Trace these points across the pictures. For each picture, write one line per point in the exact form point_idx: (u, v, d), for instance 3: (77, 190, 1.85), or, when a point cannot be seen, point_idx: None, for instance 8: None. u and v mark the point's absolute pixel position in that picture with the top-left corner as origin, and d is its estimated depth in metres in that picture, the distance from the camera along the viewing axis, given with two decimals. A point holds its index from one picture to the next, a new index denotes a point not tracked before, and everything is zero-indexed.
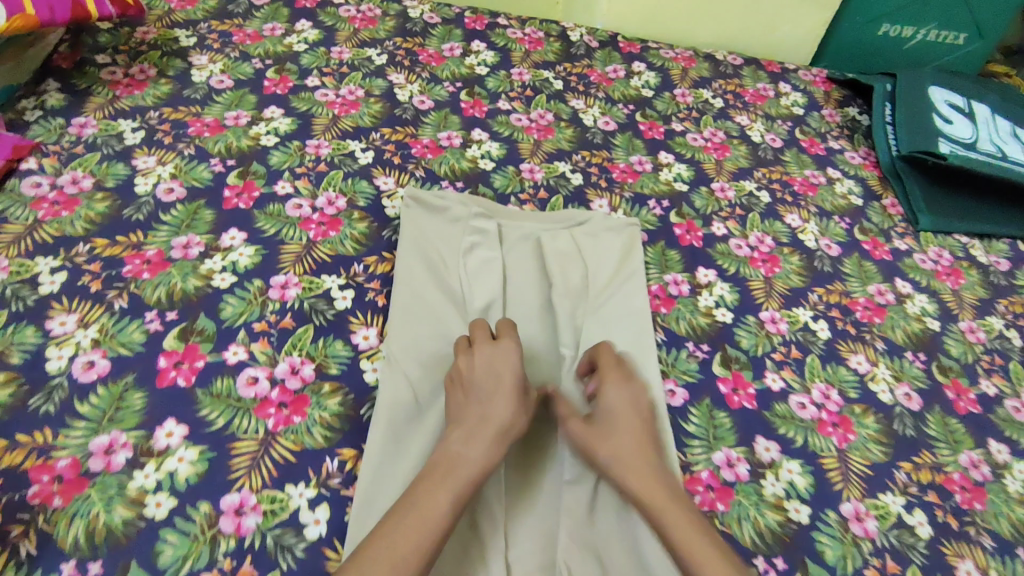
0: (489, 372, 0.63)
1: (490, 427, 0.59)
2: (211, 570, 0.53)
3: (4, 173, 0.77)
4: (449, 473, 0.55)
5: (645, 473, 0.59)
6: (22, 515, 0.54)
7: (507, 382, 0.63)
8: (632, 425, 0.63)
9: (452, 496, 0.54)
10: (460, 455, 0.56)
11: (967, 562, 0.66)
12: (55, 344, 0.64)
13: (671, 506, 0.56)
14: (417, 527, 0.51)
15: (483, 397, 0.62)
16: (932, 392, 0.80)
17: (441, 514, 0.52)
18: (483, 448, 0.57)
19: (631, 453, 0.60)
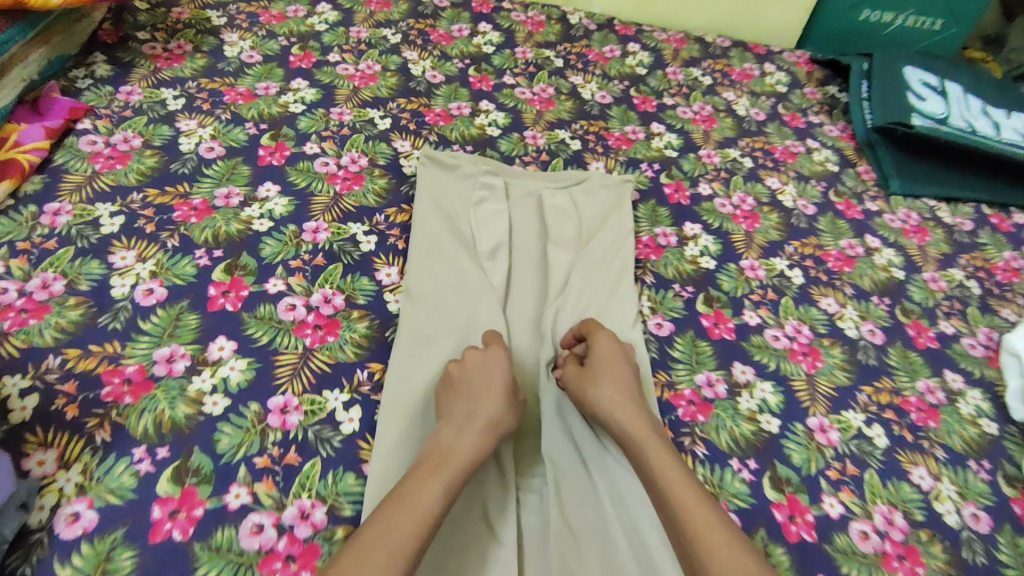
0: (482, 376, 0.66)
1: (483, 423, 0.62)
2: (263, 455, 0.63)
3: (64, 131, 0.86)
4: (441, 464, 0.58)
5: (650, 434, 0.64)
6: (97, 409, 0.63)
7: (498, 383, 0.66)
8: (625, 388, 0.68)
9: (445, 482, 0.56)
10: (452, 449, 0.59)
11: (920, 469, 0.75)
12: (118, 275, 0.73)
13: (667, 463, 0.61)
14: (414, 511, 0.53)
15: (474, 397, 0.64)
16: (894, 330, 0.89)
17: (434, 497, 0.55)
18: (472, 442, 0.60)
19: (627, 416, 0.65)
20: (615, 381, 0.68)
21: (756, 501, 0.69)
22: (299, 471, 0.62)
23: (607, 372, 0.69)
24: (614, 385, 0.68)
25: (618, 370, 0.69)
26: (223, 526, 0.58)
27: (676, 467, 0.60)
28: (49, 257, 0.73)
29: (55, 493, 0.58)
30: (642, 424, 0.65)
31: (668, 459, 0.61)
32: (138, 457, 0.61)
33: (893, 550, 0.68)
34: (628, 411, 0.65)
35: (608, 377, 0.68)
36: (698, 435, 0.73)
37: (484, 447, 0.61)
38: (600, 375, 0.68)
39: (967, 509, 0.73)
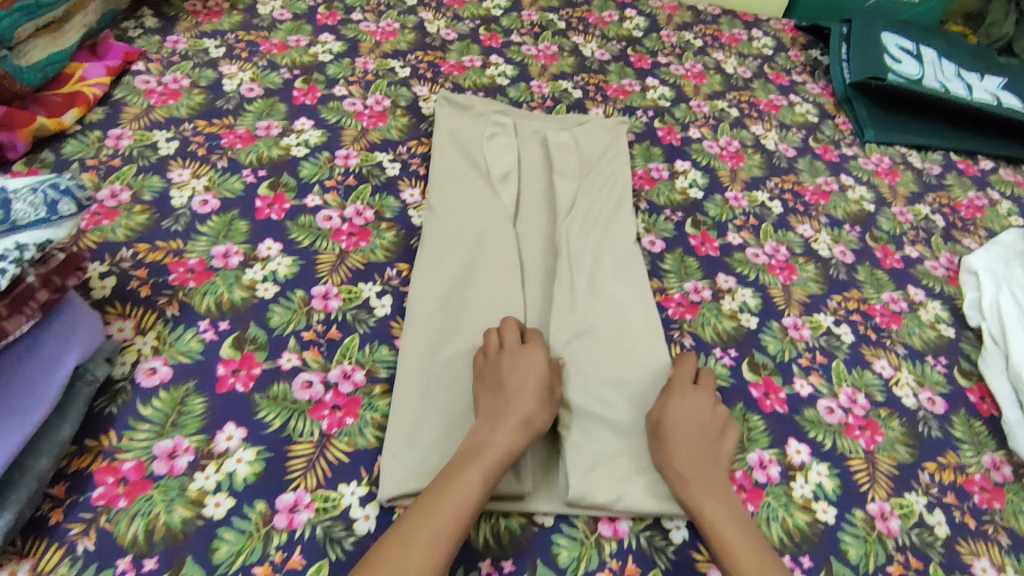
0: (520, 372, 0.67)
1: (520, 418, 0.63)
2: (309, 329, 0.73)
3: (121, 71, 0.96)
4: (477, 456, 0.60)
5: (713, 498, 0.63)
6: (166, 291, 0.73)
7: (536, 389, 0.66)
8: (697, 442, 0.66)
9: (482, 474, 0.58)
10: (487, 445, 0.61)
11: (882, 360, 0.85)
12: (177, 188, 0.84)
13: (733, 534, 0.60)
14: (446, 498, 0.56)
15: (512, 396, 0.65)
16: (863, 252, 0.99)
17: (471, 490, 0.57)
18: (507, 437, 0.62)
19: (696, 474, 0.64)
20: (678, 433, 0.66)
21: (735, 380, 0.79)
22: (341, 344, 0.73)
23: (674, 422, 0.67)
24: (680, 437, 0.66)
25: (693, 422, 0.67)
26: (279, 381, 0.68)
27: (735, 533, 0.60)
28: (116, 172, 0.84)
29: (135, 352, 0.68)
30: (705, 483, 0.63)
31: (734, 529, 0.60)
32: (203, 328, 0.71)
33: (855, 422, 0.78)
34: (693, 477, 0.63)
35: (687, 428, 0.66)
36: (686, 330, 0.83)
37: (517, 440, 0.62)
38: (678, 427, 0.66)
39: (925, 395, 0.83)
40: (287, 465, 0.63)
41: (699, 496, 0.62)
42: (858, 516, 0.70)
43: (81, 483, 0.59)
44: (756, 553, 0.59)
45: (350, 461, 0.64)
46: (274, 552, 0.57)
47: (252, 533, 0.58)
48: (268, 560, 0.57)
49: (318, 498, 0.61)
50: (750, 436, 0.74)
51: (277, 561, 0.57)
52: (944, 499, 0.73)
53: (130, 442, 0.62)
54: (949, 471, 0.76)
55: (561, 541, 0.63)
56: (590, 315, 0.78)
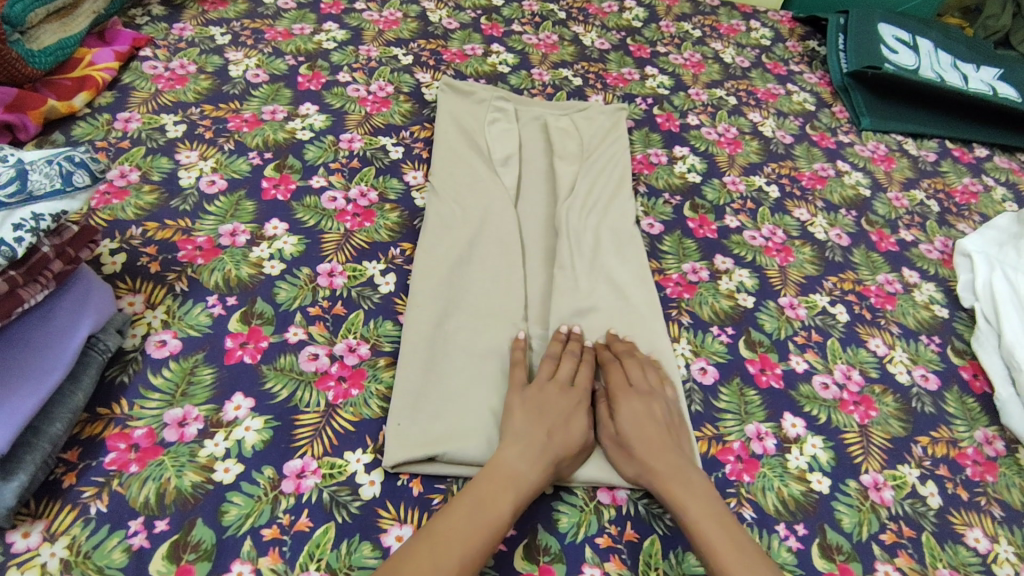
0: (564, 408, 0.66)
1: (555, 450, 0.62)
2: (315, 305, 0.75)
3: (129, 57, 0.98)
4: (512, 483, 0.59)
5: (691, 493, 0.61)
6: (175, 267, 0.75)
7: (578, 429, 0.65)
8: (659, 441, 0.65)
9: (515, 502, 0.58)
10: (521, 474, 0.59)
11: (876, 339, 0.87)
12: (185, 169, 0.85)
13: (714, 527, 0.58)
14: (480, 528, 0.55)
15: (553, 429, 0.63)
16: (859, 235, 1.01)
17: (502, 518, 0.56)
18: (539, 470, 0.60)
19: (667, 471, 0.62)
20: (640, 438, 0.64)
21: (732, 357, 0.81)
22: (346, 319, 0.74)
23: (632, 429, 0.65)
24: (638, 437, 0.65)
25: (655, 426, 0.66)
26: (286, 354, 0.70)
27: (711, 523, 0.59)
28: (124, 154, 0.85)
29: (145, 325, 0.70)
30: (680, 480, 0.62)
31: (714, 521, 0.59)
32: (212, 303, 0.73)
33: (849, 397, 0.80)
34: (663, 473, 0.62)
35: (642, 426, 0.65)
36: (684, 309, 0.85)
37: (549, 474, 0.61)
38: (633, 430, 0.65)
39: (918, 371, 0.85)
40: (294, 433, 0.64)
41: (675, 493, 0.61)
42: (852, 486, 0.71)
43: (93, 449, 0.60)
44: (733, 542, 0.57)
45: (355, 430, 0.66)
46: (282, 515, 0.59)
47: (260, 497, 0.60)
48: (276, 523, 0.58)
49: (325, 465, 0.63)
50: (747, 409, 0.76)
51: (285, 524, 0.58)
52: (936, 471, 0.75)
53: (142, 411, 0.63)
54: (942, 445, 0.77)
55: (562, 507, 0.64)
56: (589, 292, 0.80)
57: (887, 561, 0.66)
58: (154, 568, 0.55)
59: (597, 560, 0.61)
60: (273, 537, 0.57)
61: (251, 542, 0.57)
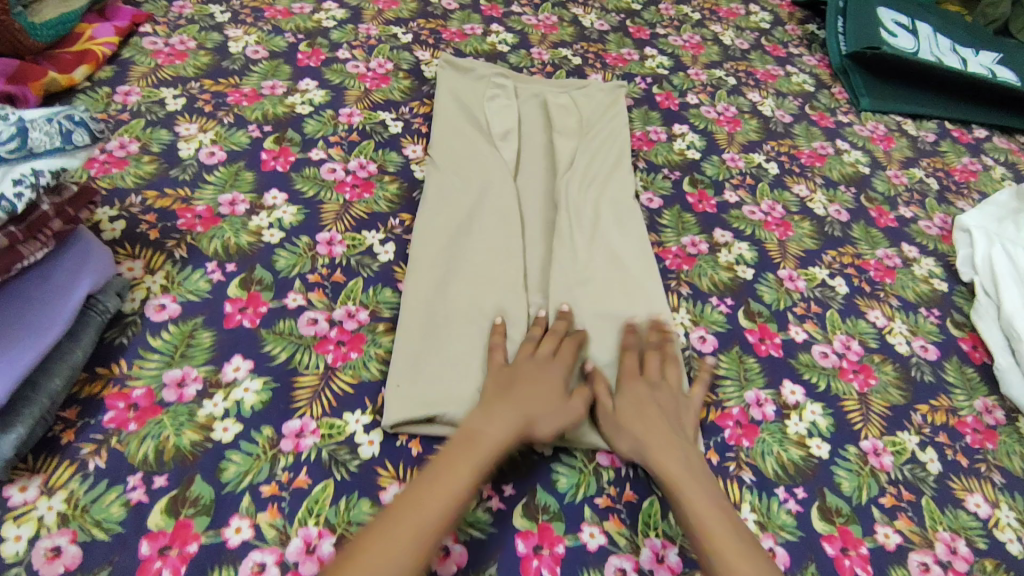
0: (532, 376, 0.65)
1: (519, 413, 0.61)
2: (314, 272, 0.75)
3: (129, 32, 0.98)
4: (471, 443, 0.58)
5: (691, 477, 0.60)
6: (175, 234, 0.75)
7: (547, 394, 0.64)
8: (660, 425, 0.64)
9: (477, 466, 0.57)
10: (481, 431, 0.59)
11: (876, 311, 0.87)
12: (184, 141, 0.85)
13: (709, 510, 0.57)
14: (435, 497, 0.54)
15: (516, 395, 0.63)
16: (858, 211, 1.01)
17: (458, 483, 0.55)
18: (502, 432, 0.60)
19: (672, 458, 0.61)
20: (643, 422, 0.64)
21: (731, 326, 0.81)
22: (345, 286, 0.74)
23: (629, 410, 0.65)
24: (641, 422, 0.64)
25: (653, 407, 0.65)
26: (285, 319, 0.70)
27: (717, 514, 0.57)
28: (124, 125, 0.85)
29: (144, 290, 0.70)
30: (681, 463, 0.61)
31: (710, 503, 0.58)
32: (211, 269, 0.73)
33: (849, 366, 0.80)
34: (667, 456, 0.61)
35: (646, 414, 0.64)
36: (684, 280, 0.84)
37: (515, 433, 0.60)
38: (640, 417, 0.64)
39: (917, 342, 0.85)
40: (293, 395, 0.64)
41: (682, 481, 0.59)
42: (852, 451, 0.71)
43: (92, 407, 0.60)
44: (733, 530, 0.56)
45: (355, 392, 0.66)
46: (281, 473, 0.59)
47: (259, 456, 0.60)
48: (274, 480, 0.58)
49: (324, 425, 0.63)
50: (746, 376, 0.76)
51: (284, 481, 0.58)
52: (936, 438, 0.75)
53: (140, 371, 0.63)
54: (942, 413, 0.77)
55: (560, 469, 0.64)
56: (587, 263, 0.80)
57: (887, 523, 0.66)
58: (153, 523, 0.55)
59: (597, 520, 0.61)
60: (271, 494, 0.57)
61: (250, 498, 0.57)
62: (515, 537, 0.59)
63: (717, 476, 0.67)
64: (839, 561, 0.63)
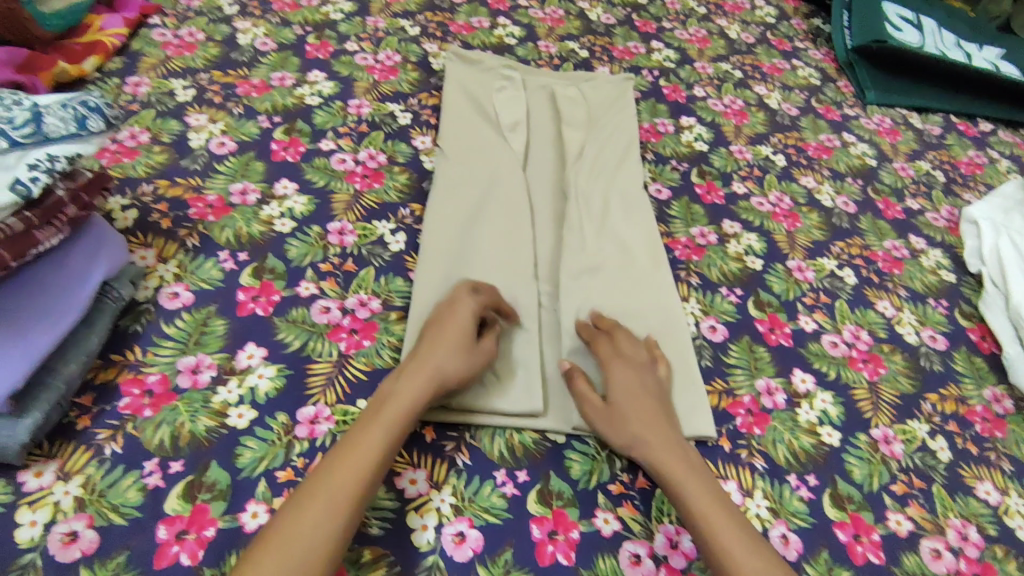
0: (441, 328, 0.63)
1: (427, 369, 0.59)
2: (326, 261, 0.75)
3: (138, 24, 0.98)
4: (381, 408, 0.56)
5: (691, 471, 0.58)
6: (187, 223, 0.75)
7: (450, 341, 0.62)
8: (646, 412, 0.62)
9: (388, 424, 0.55)
10: (391, 395, 0.57)
11: (885, 301, 0.87)
12: (195, 131, 0.86)
13: (711, 504, 0.56)
14: (348, 456, 0.52)
15: (421, 351, 0.61)
16: (865, 203, 1.01)
17: (373, 442, 0.53)
18: (411, 385, 0.58)
19: (668, 451, 0.59)
20: (633, 410, 0.62)
21: (741, 316, 0.81)
22: (357, 275, 0.74)
23: (619, 398, 0.63)
24: (630, 410, 0.62)
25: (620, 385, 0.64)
26: (298, 307, 0.70)
27: (722, 509, 0.56)
28: (135, 116, 0.85)
29: (157, 278, 0.70)
30: (678, 455, 0.59)
31: (709, 497, 0.57)
32: (223, 258, 0.73)
33: (858, 355, 0.80)
34: (663, 448, 0.59)
35: (628, 401, 0.62)
36: (693, 270, 0.85)
37: (425, 388, 0.58)
38: (625, 404, 0.62)
39: (926, 332, 0.85)
40: (307, 381, 0.64)
41: (681, 476, 0.58)
42: (863, 440, 0.72)
43: (107, 393, 0.61)
44: (736, 525, 0.55)
45: (368, 378, 0.66)
46: (296, 459, 0.59)
47: (274, 442, 0.60)
48: (290, 465, 0.58)
49: (338, 412, 0.63)
50: (757, 365, 0.76)
51: (299, 466, 0.59)
52: (946, 427, 0.75)
53: (155, 358, 0.64)
54: (951, 402, 0.78)
55: (572, 455, 0.64)
56: (598, 252, 0.80)
57: (898, 510, 0.67)
58: (169, 507, 0.55)
59: (611, 506, 0.61)
60: (287, 479, 0.58)
61: (266, 483, 0.57)
62: (530, 523, 0.59)
63: (730, 463, 0.67)
64: (851, 547, 0.63)
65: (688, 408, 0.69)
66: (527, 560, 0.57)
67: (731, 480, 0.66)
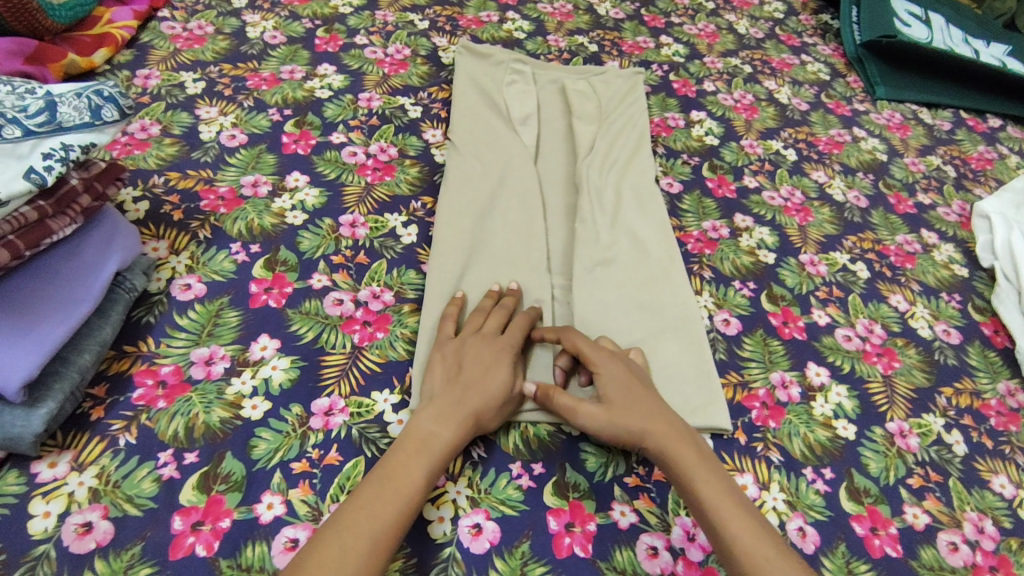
0: (484, 362, 0.61)
1: (469, 413, 0.58)
2: (338, 254, 0.74)
3: (147, 17, 0.98)
4: (422, 447, 0.54)
5: (699, 462, 0.57)
6: (198, 216, 0.75)
7: (494, 381, 0.60)
8: (648, 406, 0.60)
9: (428, 466, 0.53)
10: (436, 434, 0.55)
11: (897, 295, 0.87)
12: (205, 124, 0.85)
13: (720, 496, 0.54)
14: (392, 497, 0.50)
15: (462, 387, 0.59)
16: (877, 198, 1.00)
17: (416, 484, 0.52)
18: (454, 429, 0.56)
19: (676, 447, 0.58)
20: (635, 403, 0.60)
21: (754, 310, 0.80)
22: (369, 268, 0.74)
23: (619, 394, 0.61)
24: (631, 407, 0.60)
25: (614, 396, 0.61)
26: (311, 299, 0.70)
27: (735, 504, 0.54)
28: (145, 108, 0.85)
29: (169, 270, 0.69)
30: (686, 447, 0.58)
31: (718, 488, 0.55)
32: (235, 250, 0.73)
33: (872, 349, 0.79)
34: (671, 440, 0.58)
35: (628, 401, 0.61)
36: (706, 264, 0.84)
37: (465, 432, 0.57)
38: (624, 402, 0.61)
39: (940, 326, 0.84)
40: (321, 373, 0.64)
41: (688, 468, 0.56)
42: (878, 433, 0.71)
43: (120, 384, 0.60)
44: (749, 518, 0.53)
45: (382, 371, 0.65)
46: (311, 450, 0.59)
47: (289, 433, 0.59)
48: (305, 457, 0.58)
49: (352, 404, 0.62)
50: (771, 358, 0.76)
51: (314, 457, 0.58)
52: (961, 421, 0.75)
53: (168, 350, 0.63)
54: (966, 396, 0.77)
55: (588, 448, 0.64)
56: (611, 245, 0.80)
57: (915, 504, 0.66)
58: (185, 498, 0.54)
59: (627, 498, 0.61)
60: (303, 470, 0.57)
61: (281, 474, 0.57)
62: (547, 515, 0.59)
63: (746, 456, 0.67)
64: (868, 540, 0.63)
65: (703, 401, 0.69)
66: (544, 552, 0.56)
67: (747, 473, 0.66)
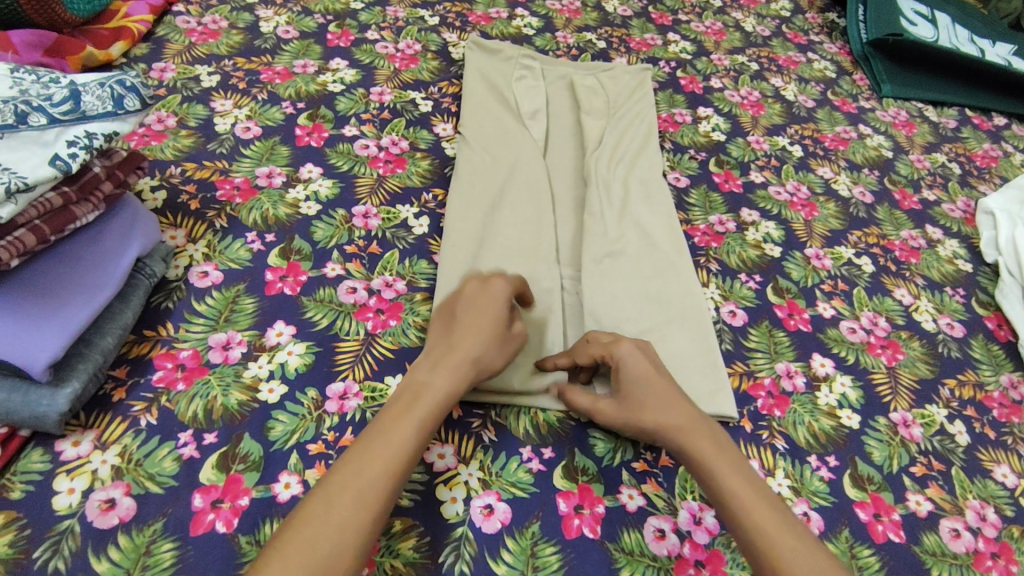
0: (477, 310, 0.61)
1: (463, 363, 0.58)
2: (351, 243, 0.76)
3: (163, 11, 1.00)
4: (414, 402, 0.54)
5: (717, 448, 0.57)
6: (215, 205, 0.76)
7: (486, 328, 0.60)
8: (664, 392, 0.60)
9: (419, 422, 0.52)
10: (426, 385, 0.55)
11: (902, 289, 0.88)
12: (220, 116, 0.87)
13: (737, 482, 0.54)
14: (379, 452, 0.49)
15: (456, 337, 0.59)
16: (882, 193, 1.01)
17: (407, 439, 0.51)
18: (446, 379, 0.56)
19: (694, 433, 0.58)
20: (651, 389, 0.60)
21: (760, 301, 0.82)
22: (382, 257, 0.75)
23: (635, 381, 0.61)
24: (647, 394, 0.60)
25: (629, 385, 0.61)
26: (326, 287, 0.71)
27: (752, 489, 0.54)
28: (161, 100, 0.87)
29: (187, 257, 0.71)
30: (703, 434, 0.58)
31: (737, 474, 0.55)
32: (250, 239, 0.74)
33: (876, 341, 0.80)
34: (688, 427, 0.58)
35: (642, 390, 0.60)
36: (712, 257, 0.85)
37: (459, 383, 0.56)
38: (637, 390, 0.60)
39: (943, 320, 0.86)
40: (336, 358, 0.65)
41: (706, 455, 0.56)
42: (882, 423, 0.72)
43: (141, 367, 0.62)
44: (767, 503, 0.53)
45: (394, 357, 0.67)
46: (327, 432, 0.60)
47: (304, 416, 0.61)
48: (321, 439, 0.60)
49: (366, 388, 0.64)
50: (777, 349, 0.77)
51: (330, 440, 0.60)
52: (964, 412, 0.76)
53: (187, 334, 0.65)
54: (969, 387, 0.78)
55: (597, 433, 0.65)
56: (619, 237, 0.81)
57: (918, 491, 0.67)
58: (204, 477, 0.56)
59: (635, 482, 0.62)
60: (318, 452, 0.59)
61: (297, 455, 0.58)
62: (556, 497, 0.60)
63: (751, 443, 0.68)
64: (872, 526, 0.64)
65: (710, 389, 0.70)
66: (554, 533, 0.58)
67: (753, 459, 0.67)
